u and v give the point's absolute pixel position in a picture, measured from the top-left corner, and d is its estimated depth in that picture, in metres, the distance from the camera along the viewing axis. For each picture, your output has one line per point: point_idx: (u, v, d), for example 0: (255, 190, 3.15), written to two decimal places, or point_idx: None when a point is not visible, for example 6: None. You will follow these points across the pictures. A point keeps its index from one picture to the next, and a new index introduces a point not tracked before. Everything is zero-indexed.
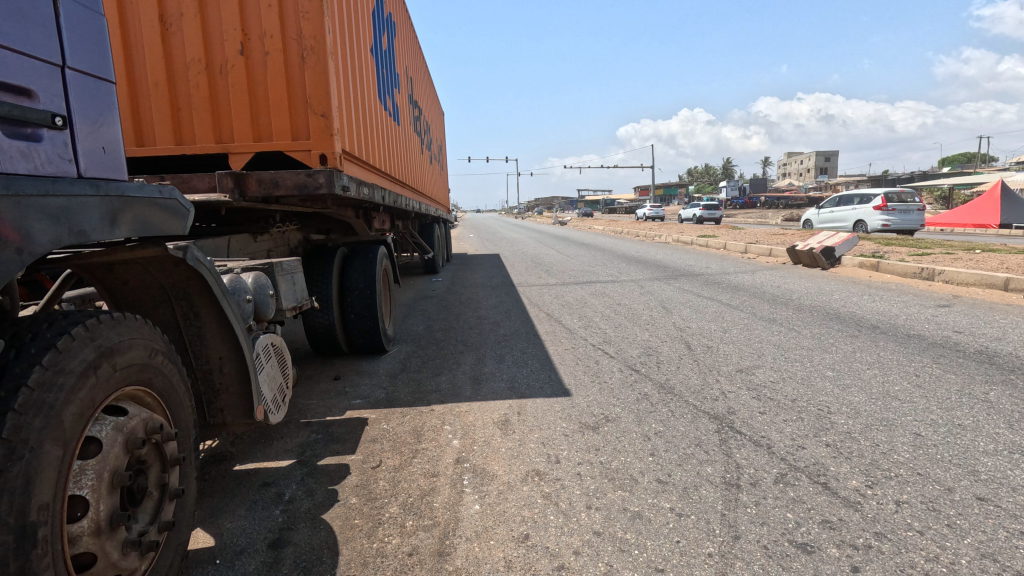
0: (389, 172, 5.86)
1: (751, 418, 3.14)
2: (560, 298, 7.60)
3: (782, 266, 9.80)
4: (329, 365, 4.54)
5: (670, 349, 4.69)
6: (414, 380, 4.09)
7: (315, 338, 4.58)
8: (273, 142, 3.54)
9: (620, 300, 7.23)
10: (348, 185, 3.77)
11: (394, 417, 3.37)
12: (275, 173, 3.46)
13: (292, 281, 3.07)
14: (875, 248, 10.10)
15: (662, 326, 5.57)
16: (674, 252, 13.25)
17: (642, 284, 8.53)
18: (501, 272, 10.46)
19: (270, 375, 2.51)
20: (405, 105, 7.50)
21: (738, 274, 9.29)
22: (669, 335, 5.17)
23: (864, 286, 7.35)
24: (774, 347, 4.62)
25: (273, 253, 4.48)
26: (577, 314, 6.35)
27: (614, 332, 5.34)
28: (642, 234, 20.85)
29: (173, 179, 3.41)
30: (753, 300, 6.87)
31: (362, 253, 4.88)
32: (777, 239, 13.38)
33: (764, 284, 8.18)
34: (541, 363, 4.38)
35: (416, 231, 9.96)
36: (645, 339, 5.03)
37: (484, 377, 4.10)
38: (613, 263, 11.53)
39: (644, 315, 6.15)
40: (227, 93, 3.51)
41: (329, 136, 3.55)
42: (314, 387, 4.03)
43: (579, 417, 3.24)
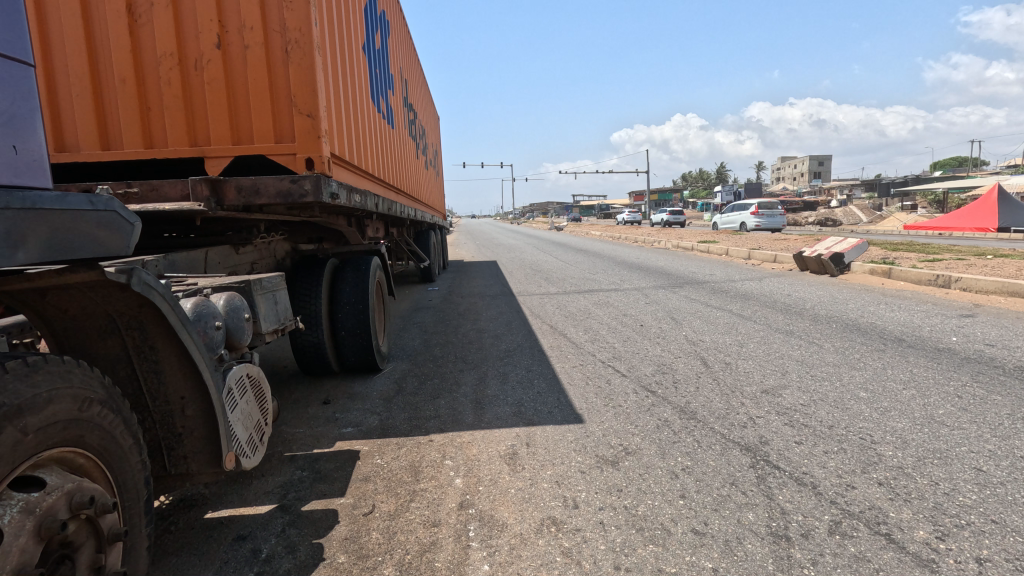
0: (382, 177, 5.54)
1: (787, 450, 2.82)
2: (562, 308, 7.28)
3: (789, 273, 9.52)
4: (319, 387, 4.20)
5: (687, 366, 4.36)
6: (411, 404, 3.76)
7: (303, 358, 4.24)
8: (254, 144, 3.22)
9: (625, 311, 6.92)
10: (338, 192, 3.45)
11: (389, 451, 3.03)
12: (255, 179, 3.13)
13: (275, 301, 2.74)
14: (883, 253, 9.85)
15: (673, 340, 5.25)
16: (676, 258, 12.95)
17: (647, 293, 8.22)
18: (500, 281, 10.13)
19: (245, 413, 2.17)
20: (400, 108, 7.20)
21: (745, 281, 9.00)
22: (683, 350, 4.85)
23: (879, 295, 7.06)
24: (797, 364, 4.31)
25: (257, 265, 4.15)
26: (582, 327, 6.02)
27: (623, 346, 5.03)
28: (641, 239, 20.57)
29: (143, 186, 3.07)
30: (765, 310, 6.56)
31: (354, 264, 4.54)
32: (781, 245, 13.10)
33: (774, 292, 7.88)
34: (548, 383, 4.05)
35: (411, 239, 9.63)
36: (658, 355, 4.71)
37: (487, 400, 3.77)
38: (614, 270, 11.22)
39: (653, 327, 5.84)
40: (203, 90, 3.18)
41: (316, 138, 3.23)
42: (301, 413, 3.68)
43: (595, 449, 2.91)
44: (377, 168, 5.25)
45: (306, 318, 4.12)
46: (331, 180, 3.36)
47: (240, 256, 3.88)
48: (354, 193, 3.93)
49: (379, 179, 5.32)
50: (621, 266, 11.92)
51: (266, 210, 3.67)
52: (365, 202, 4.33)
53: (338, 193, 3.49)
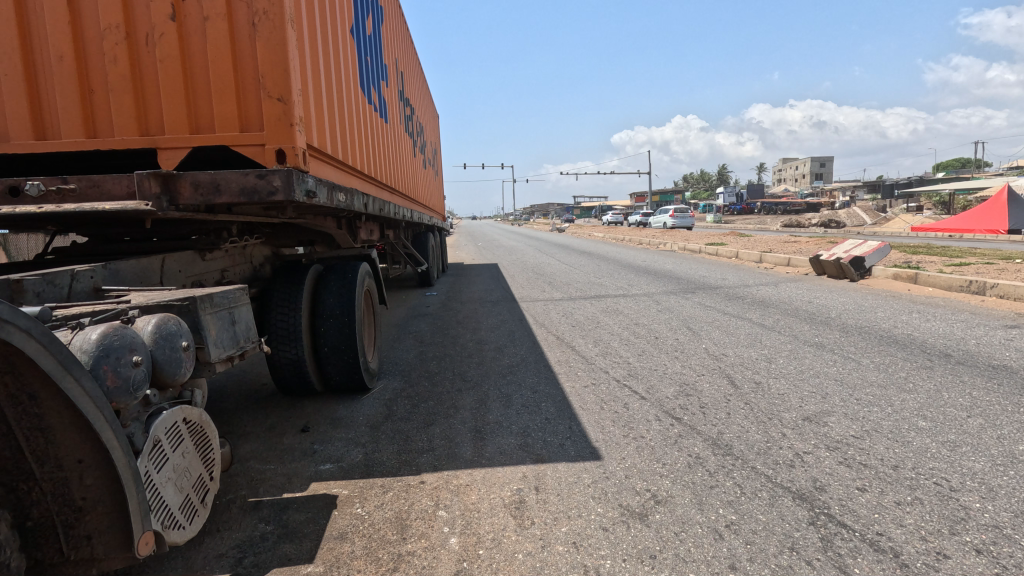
0: (373, 175, 5.08)
1: (850, 499, 2.34)
2: (568, 316, 6.80)
3: (805, 278, 9.03)
4: (299, 411, 3.72)
5: (711, 387, 3.89)
6: (400, 434, 3.28)
7: (282, 378, 3.77)
8: (215, 134, 2.75)
9: (637, 320, 6.43)
10: (315, 190, 2.99)
11: (372, 497, 2.55)
12: (216, 174, 2.65)
13: (233, 319, 2.28)
14: (904, 257, 9.36)
15: (693, 354, 4.77)
16: (683, 261, 12.46)
17: (658, 299, 7.75)
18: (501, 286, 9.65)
19: (178, 469, 1.69)
20: (394, 101, 6.74)
21: (760, 287, 8.52)
22: (705, 367, 4.37)
23: (909, 303, 6.57)
24: (837, 384, 3.82)
25: (228, 273, 3.68)
26: (591, 338, 5.54)
27: (638, 363, 4.54)
28: (645, 241, 20.10)
29: (82, 182, 2.60)
30: (788, 319, 6.08)
31: (340, 271, 4.06)
32: (794, 247, 12.62)
33: (794, 299, 7.40)
34: (557, 408, 3.57)
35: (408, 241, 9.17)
36: (678, 372, 4.23)
37: (489, 428, 3.29)
38: (621, 274, 10.75)
39: (668, 339, 5.35)
40: (155, 69, 2.71)
41: (289, 127, 2.76)
42: (276, 443, 3.20)
43: (618, 497, 2.44)
44: (367, 165, 4.78)
45: (284, 333, 3.65)
46: (307, 176, 2.89)
47: (207, 263, 3.42)
48: (338, 192, 3.46)
49: (369, 176, 4.84)
50: (627, 270, 11.43)
51: (235, 210, 3.21)
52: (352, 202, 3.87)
53: (316, 191, 3.02)
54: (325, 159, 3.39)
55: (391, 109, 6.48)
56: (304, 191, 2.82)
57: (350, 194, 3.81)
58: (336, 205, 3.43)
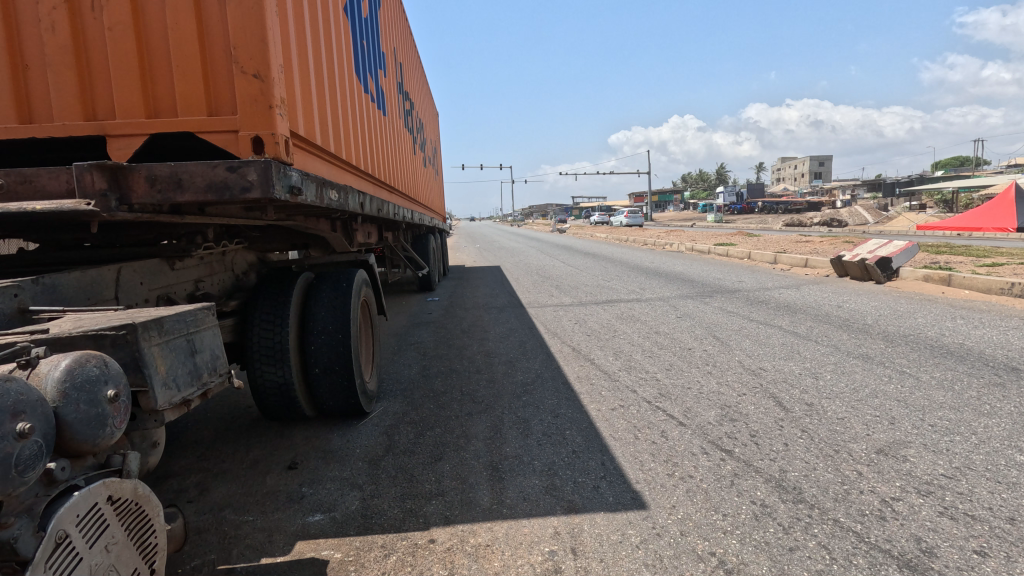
0: (370, 172, 4.60)
1: (972, 568, 1.86)
2: (581, 324, 6.32)
3: (827, 280, 8.57)
4: (287, 442, 3.23)
5: (758, 410, 3.41)
6: (404, 473, 2.79)
7: (267, 404, 3.30)
8: (178, 117, 2.26)
9: (656, 328, 5.95)
10: (301, 186, 2.51)
11: (371, 563, 2.06)
12: (176, 165, 2.16)
13: (193, 347, 1.79)
14: (931, 258, 8.89)
15: (727, 369, 4.29)
16: (693, 263, 11.98)
17: (674, 304, 7.29)
18: (507, 290, 9.18)
19: (97, 573, 1.20)
20: (393, 94, 6.27)
21: (781, 290, 8.06)
22: (745, 384, 3.89)
23: (949, 307, 6.10)
24: (903, 406, 3.34)
25: (203, 283, 3.20)
26: (610, 349, 5.06)
27: (668, 380, 4.06)
28: (650, 241, 19.65)
29: (11, 176, 2.11)
30: (822, 326, 5.60)
31: (333, 279, 3.57)
32: (809, 247, 12.15)
33: (821, 303, 6.94)
34: (585, 438, 3.09)
35: (408, 244, 8.68)
36: (716, 392, 3.75)
37: (507, 465, 2.81)
38: (631, 277, 10.28)
39: (696, 350, 4.88)
40: (104, 40, 2.22)
41: (268, 109, 2.29)
42: (257, 486, 2.72)
43: (677, 564, 1.96)
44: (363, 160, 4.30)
45: (269, 353, 3.19)
46: (291, 169, 2.42)
47: (178, 273, 2.94)
48: (329, 189, 2.98)
49: (365, 173, 4.36)
50: (637, 272, 10.95)
51: (207, 211, 2.74)
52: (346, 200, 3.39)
53: (303, 187, 2.54)
54: (314, 151, 2.92)
55: (389, 101, 5.99)
56: (288, 187, 2.34)
57: (345, 192, 3.33)
58: (327, 205, 2.96)
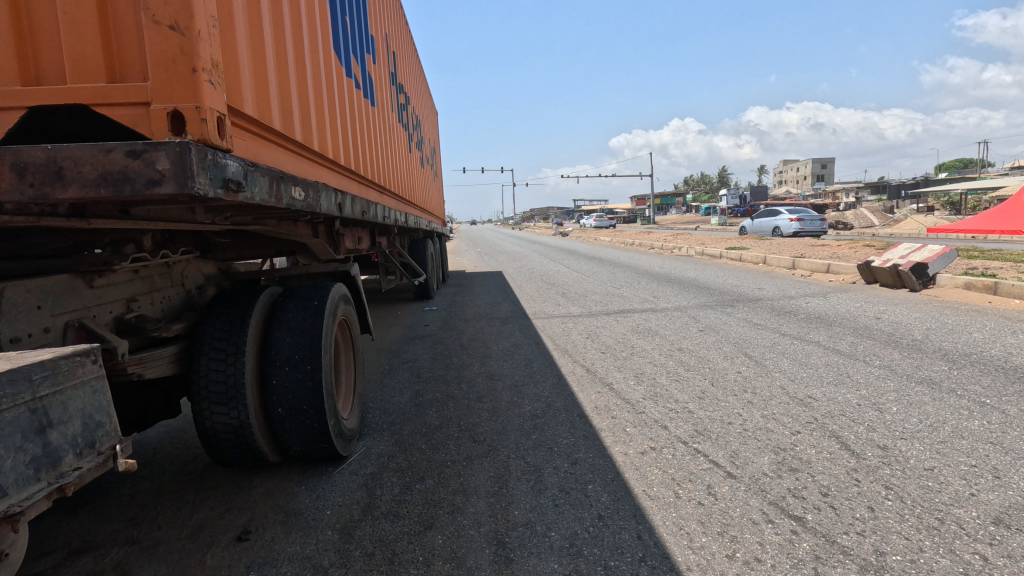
0: (354, 168, 4.00)
1: None
2: (594, 338, 5.70)
3: (856, 288, 7.95)
4: (243, 498, 2.62)
5: (821, 455, 2.78)
6: (382, 550, 2.16)
7: (221, 452, 2.69)
8: (68, 84, 1.65)
9: (678, 344, 5.33)
10: (244, 180, 1.89)
11: None
12: (55, 147, 1.54)
13: (46, 420, 1.18)
14: (967, 264, 8.25)
15: (770, 398, 3.68)
16: (707, 268, 11.38)
17: (694, 315, 6.68)
18: (510, 299, 8.58)
19: None
20: (385, 85, 5.69)
21: (807, 299, 7.44)
22: (796, 419, 3.27)
23: (1005, 320, 5.48)
24: (1001, 452, 2.71)
25: (142, 304, 2.59)
26: (630, 371, 4.45)
27: (703, 413, 3.44)
28: (657, 245, 19.06)
29: None
30: (867, 342, 4.99)
31: (302, 295, 2.94)
32: (828, 252, 11.53)
33: (855, 313, 6.32)
34: (613, 496, 2.47)
35: (404, 250, 8.09)
36: (764, 428, 3.14)
37: (516, 540, 2.18)
38: (641, 283, 9.68)
39: (729, 373, 4.26)
40: None
41: (191, 73, 1.67)
42: (193, 568, 2.10)
43: None
44: (344, 153, 3.70)
45: (220, 391, 2.58)
46: (227, 157, 1.80)
47: (102, 293, 2.33)
48: (289, 185, 2.36)
49: (347, 168, 3.76)
50: (648, 278, 10.35)
51: (131, 212, 2.13)
52: (318, 200, 2.77)
53: (247, 183, 1.92)
54: (269, 137, 2.31)
55: (380, 91, 5.41)
56: (220, 181, 1.72)
57: (315, 190, 2.72)
58: (289, 206, 2.34)
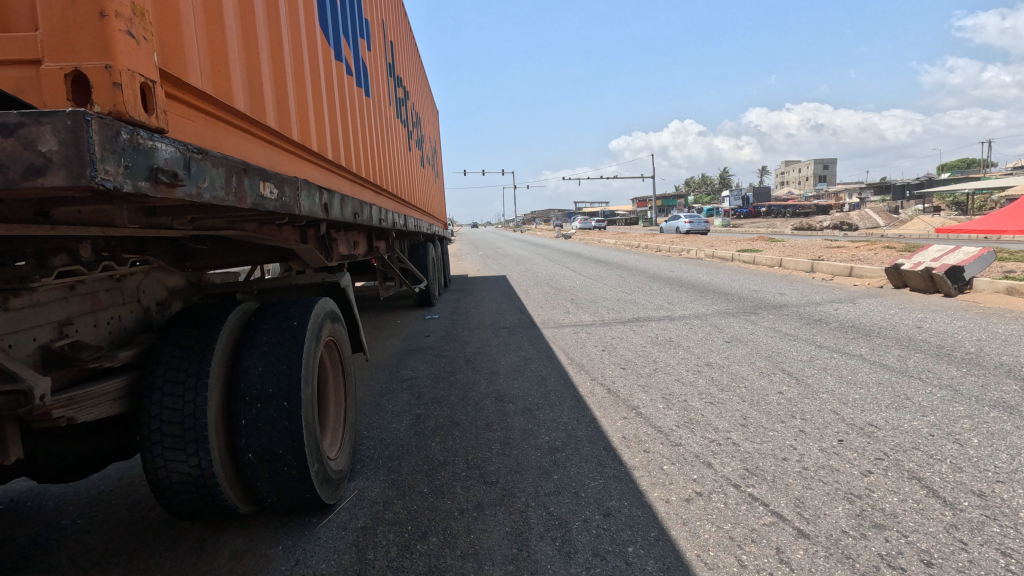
0: (345, 164, 3.54)
1: None
2: (611, 351, 5.22)
3: (885, 293, 7.46)
4: (205, 564, 2.14)
5: (908, 506, 2.29)
6: None
7: (179, 508, 2.19)
8: None
9: (705, 358, 4.85)
10: (185, 169, 1.42)
11: None
12: None
13: None
14: (1003, 267, 7.76)
15: (824, 425, 3.20)
16: (720, 272, 10.91)
17: (716, 324, 6.20)
18: (517, 306, 8.10)
19: None
20: (382, 76, 5.23)
21: (835, 305, 6.97)
22: (863, 454, 2.78)
23: None
24: None
25: (83, 330, 2.12)
26: (656, 391, 3.97)
27: (750, 446, 2.95)
28: (664, 248, 18.60)
29: None
30: (916, 355, 4.51)
31: (280, 312, 2.45)
32: (847, 255, 11.01)
33: (892, 321, 5.84)
34: (661, 565, 1.99)
35: (403, 255, 7.61)
36: (828, 468, 2.65)
37: None
38: (654, 288, 9.21)
39: (770, 394, 3.78)
40: None
41: (99, 20, 1.21)
42: None
43: None
44: (331, 147, 3.23)
45: (176, 434, 2.09)
46: (156, 137, 1.33)
47: (25, 317, 1.86)
48: (257, 179, 1.89)
49: (337, 163, 3.29)
50: (659, 283, 9.88)
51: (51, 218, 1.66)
52: (297, 199, 2.30)
53: (190, 174, 1.45)
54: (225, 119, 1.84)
55: (376, 82, 4.94)
56: (142, 171, 1.24)
57: (293, 187, 2.25)
58: (256, 206, 1.87)
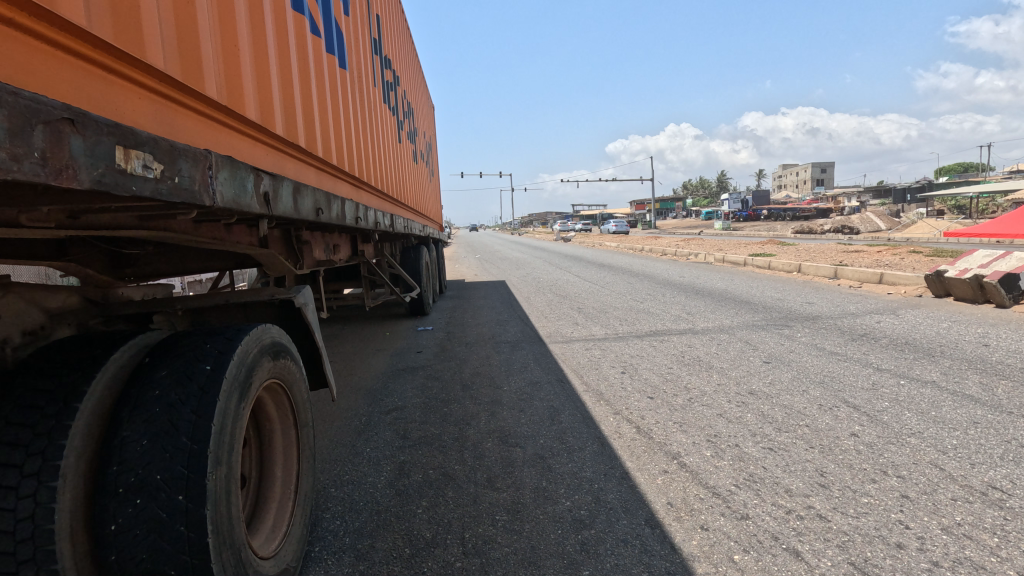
0: (309, 147, 2.75)
1: None
2: (632, 373, 4.47)
3: (927, 302, 6.74)
4: None
5: None
6: None
7: None
8: None
9: (746, 384, 4.10)
10: None
11: None
12: None
13: None
14: None
15: (929, 487, 2.45)
16: (735, 278, 10.20)
17: (746, 339, 5.47)
18: (519, 316, 7.34)
19: None
20: (364, 49, 4.46)
21: (874, 317, 6.25)
22: (1009, 540, 2.03)
23: None
24: None
25: None
26: (698, 431, 3.22)
27: (844, 523, 2.20)
28: (669, 251, 17.89)
29: None
30: (1001, 382, 3.77)
31: (189, 348, 1.65)
32: (872, 260, 10.30)
33: (950, 338, 5.11)
34: None
35: (393, 259, 6.84)
36: (968, 565, 1.90)
37: None
38: (667, 296, 8.48)
39: (842, 436, 3.03)
40: None
41: None
42: None
43: None
44: (285, 122, 2.45)
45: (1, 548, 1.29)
46: None
47: None
48: (105, 139, 1.11)
49: (293, 143, 2.50)
50: (672, 290, 9.15)
51: None
52: (209, 184, 1.52)
53: None
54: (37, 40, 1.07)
55: (356, 55, 4.16)
56: None
57: (198, 163, 1.47)
58: (104, 187, 1.10)
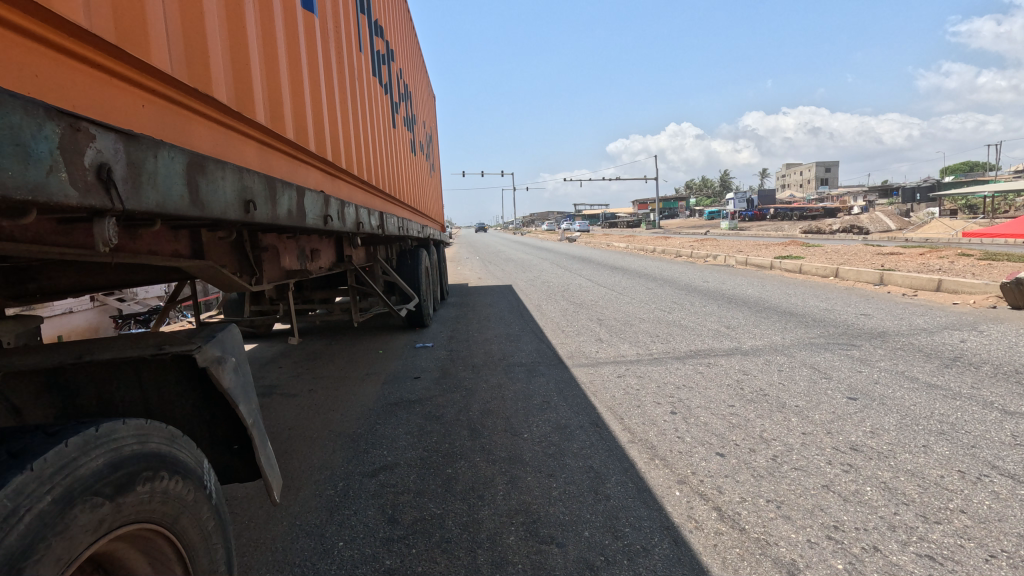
0: (241, 106, 1.81)
1: None
2: (685, 414, 3.53)
3: (1010, 316, 5.77)
4: None
5: None
6: None
7: None
8: None
9: (839, 432, 3.16)
10: None
11: None
12: None
13: None
14: None
15: None
16: (767, 284, 9.24)
17: (811, 365, 4.51)
18: (532, 329, 6.39)
19: None
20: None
21: (954, 334, 5.28)
22: None
23: None
24: None
25: None
26: (807, 518, 2.28)
27: None
28: (682, 253, 16.95)
29: None
30: None
31: None
32: (918, 263, 9.31)
33: None
34: None
35: (387, 265, 5.88)
36: None
37: None
38: (697, 305, 7.52)
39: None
40: None
41: None
42: None
43: None
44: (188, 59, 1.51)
45: None
46: None
47: None
48: None
49: (206, 96, 1.55)
50: (700, 298, 8.19)
51: None
52: None
53: None
54: None
55: (334, 6, 3.23)
56: None
57: None
58: None
